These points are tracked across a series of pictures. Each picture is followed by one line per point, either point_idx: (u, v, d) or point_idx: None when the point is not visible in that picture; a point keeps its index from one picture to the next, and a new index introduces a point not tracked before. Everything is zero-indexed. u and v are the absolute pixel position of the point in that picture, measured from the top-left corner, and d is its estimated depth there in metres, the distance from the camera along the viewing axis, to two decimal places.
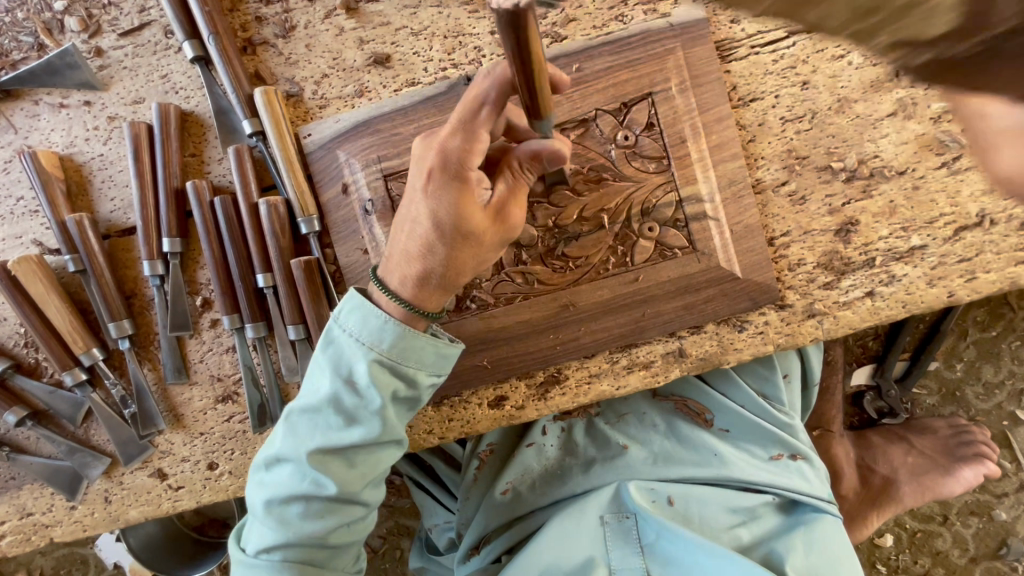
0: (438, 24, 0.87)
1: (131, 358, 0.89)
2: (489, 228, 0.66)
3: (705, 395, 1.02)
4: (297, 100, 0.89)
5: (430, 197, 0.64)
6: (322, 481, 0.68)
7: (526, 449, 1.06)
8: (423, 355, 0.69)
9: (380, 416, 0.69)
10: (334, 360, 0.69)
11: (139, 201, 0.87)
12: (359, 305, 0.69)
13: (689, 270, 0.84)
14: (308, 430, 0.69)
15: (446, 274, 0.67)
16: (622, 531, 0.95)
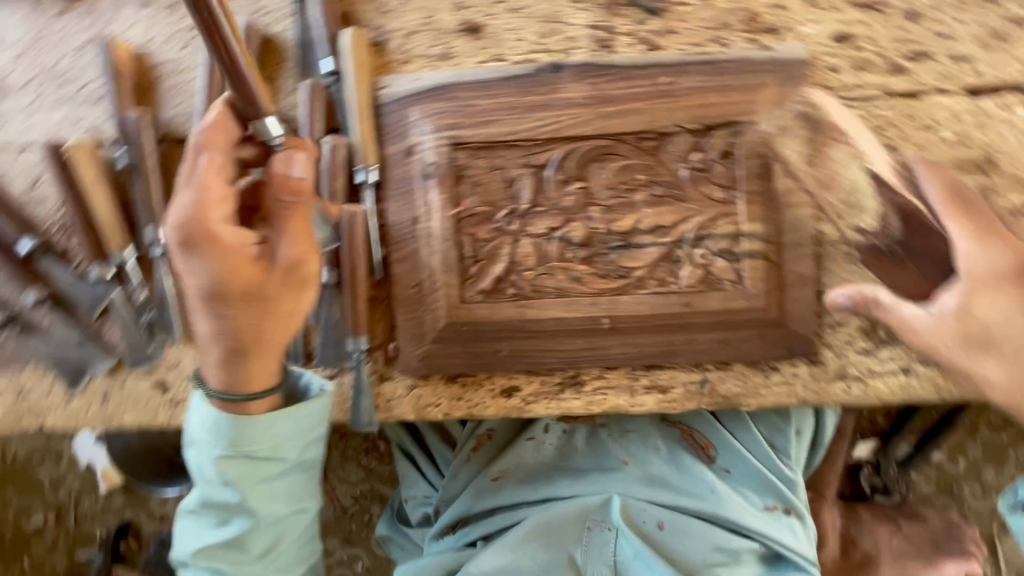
0: (538, 5, 0.85)
1: (162, 267, 0.89)
2: (266, 280, 0.67)
3: (713, 431, 1.03)
4: (380, 49, 0.86)
5: (192, 267, 0.65)
6: (224, 519, 0.82)
7: (526, 442, 1.08)
8: (266, 430, 0.78)
9: (251, 502, 0.80)
10: (196, 462, 0.80)
11: (203, 112, 0.87)
12: (198, 406, 0.80)
13: (733, 305, 0.82)
14: (195, 528, 0.84)
15: (247, 344, 0.70)
16: (598, 543, 0.93)
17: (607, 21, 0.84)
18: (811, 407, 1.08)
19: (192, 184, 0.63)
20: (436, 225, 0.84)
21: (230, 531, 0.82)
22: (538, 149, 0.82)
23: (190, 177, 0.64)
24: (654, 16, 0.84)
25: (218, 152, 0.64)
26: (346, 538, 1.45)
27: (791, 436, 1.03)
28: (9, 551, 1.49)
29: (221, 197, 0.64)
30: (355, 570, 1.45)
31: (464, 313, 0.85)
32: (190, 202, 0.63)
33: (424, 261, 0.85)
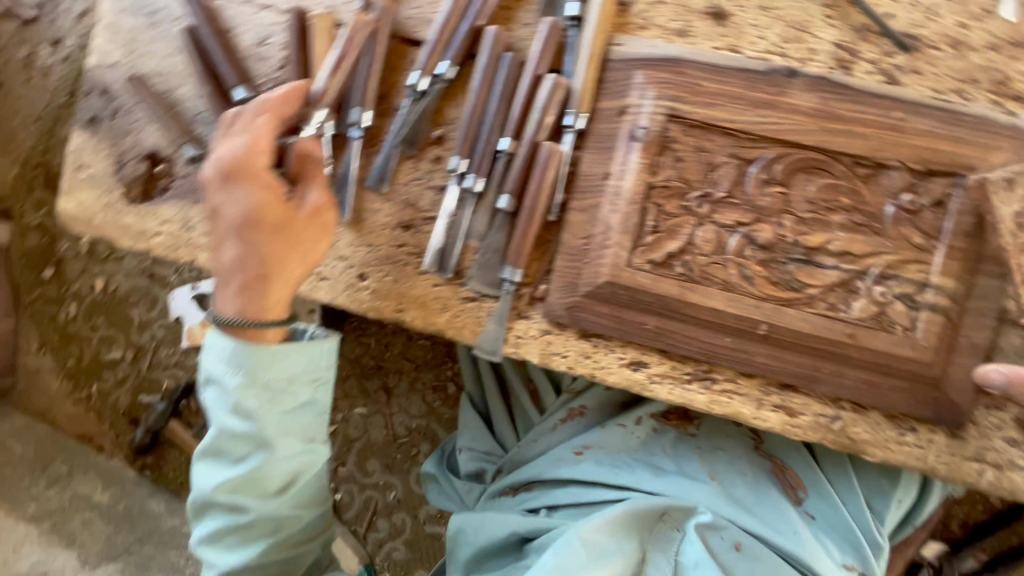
0: (791, 10, 0.86)
1: (355, 148, 0.92)
2: (299, 220, 0.81)
3: (808, 473, 1.04)
4: (624, 10, 0.88)
5: (232, 194, 0.79)
6: (235, 501, 0.84)
7: (616, 427, 1.12)
8: (283, 362, 0.82)
9: (270, 425, 0.82)
10: (219, 391, 0.83)
11: (443, 19, 0.89)
12: (214, 339, 0.83)
13: (897, 351, 0.82)
14: (202, 485, 0.85)
15: (266, 270, 0.81)
16: (663, 540, 0.93)
17: (854, 43, 0.84)
18: (920, 478, 1.05)
19: (269, 119, 0.81)
20: (627, 185, 0.85)
21: (250, 469, 0.83)
22: (752, 143, 0.83)
23: (243, 129, 0.81)
24: (902, 52, 0.84)
25: (272, 115, 0.82)
26: (388, 465, 1.48)
27: (890, 502, 1.02)
28: (82, 374, 1.57)
29: (260, 146, 0.80)
30: (387, 497, 1.48)
31: (626, 276, 0.86)
32: (245, 145, 0.79)
33: (603, 217, 0.86)
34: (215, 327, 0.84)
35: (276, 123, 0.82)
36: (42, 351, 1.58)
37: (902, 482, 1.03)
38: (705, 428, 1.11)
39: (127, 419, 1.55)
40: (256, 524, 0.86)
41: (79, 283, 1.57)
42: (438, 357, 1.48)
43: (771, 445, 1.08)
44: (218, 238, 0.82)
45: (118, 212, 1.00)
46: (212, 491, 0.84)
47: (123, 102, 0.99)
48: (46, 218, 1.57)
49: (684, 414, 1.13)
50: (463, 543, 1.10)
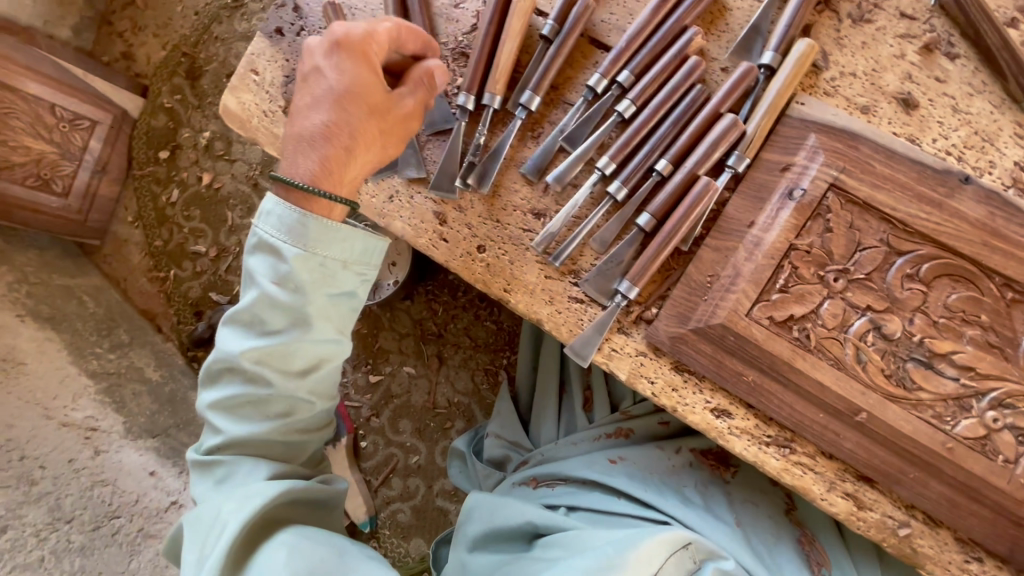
0: (981, 120, 0.86)
1: (515, 127, 0.96)
2: (390, 113, 0.84)
3: (834, 550, 1.01)
4: (814, 73, 0.89)
5: (339, 68, 0.82)
6: (255, 376, 0.78)
7: (654, 448, 1.11)
8: (342, 241, 0.79)
9: (311, 305, 0.77)
10: (266, 258, 0.78)
11: (636, 30, 0.91)
12: (276, 205, 0.78)
13: (992, 480, 0.80)
14: (222, 354, 0.79)
15: (348, 141, 0.82)
16: (679, 563, 0.84)
17: None
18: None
19: (397, 25, 0.84)
20: (770, 239, 0.86)
21: (281, 342, 0.77)
22: (907, 235, 0.83)
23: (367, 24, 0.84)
24: None
25: (400, 30, 0.84)
26: (419, 429, 1.51)
27: None
28: (165, 257, 1.64)
29: (379, 39, 0.83)
30: (408, 460, 1.50)
31: (741, 326, 0.86)
32: (364, 30, 0.82)
33: (736, 262, 0.87)
34: (275, 196, 0.79)
35: (399, 34, 0.85)
36: (135, 225, 1.65)
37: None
38: (741, 476, 1.09)
39: (192, 311, 1.61)
40: (270, 402, 0.79)
41: (187, 172, 1.65)
42: (498, 343, 1.51)
43: (805, 513, 1.06)
44: (310, 102, 0.83)
45: (274, 121, 1.05)
46: (234, 358, 0.77)
47: (310, 24, 1.06)
48: (178, 104, 1.66)
49: (722, 458, 1.11)
50: (475, 519, 1.07)
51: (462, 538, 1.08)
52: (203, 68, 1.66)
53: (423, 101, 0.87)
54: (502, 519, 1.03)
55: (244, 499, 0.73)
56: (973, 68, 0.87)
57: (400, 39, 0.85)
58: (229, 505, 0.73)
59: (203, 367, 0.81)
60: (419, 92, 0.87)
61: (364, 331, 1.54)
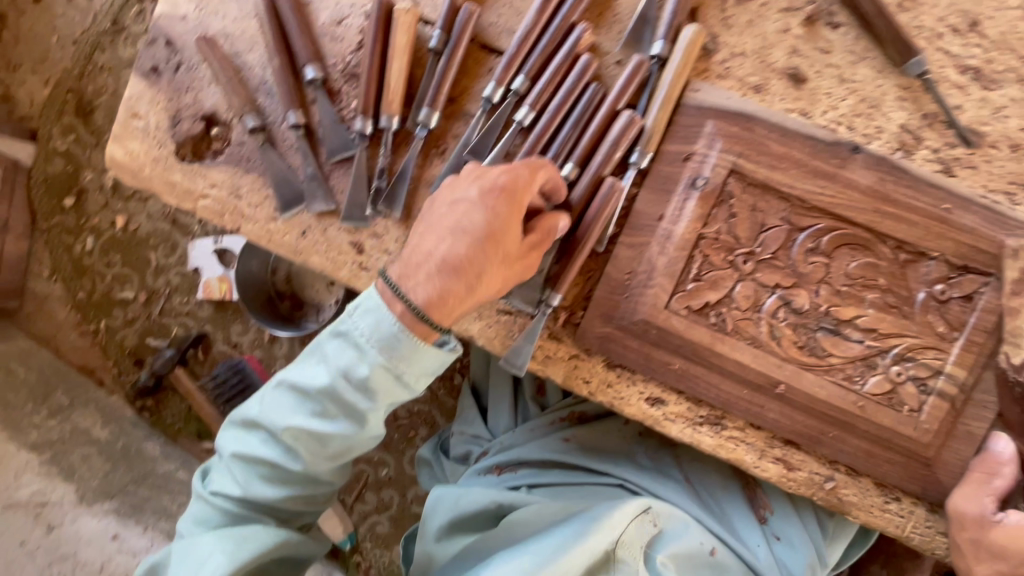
0: (866, 87, 0.88)
1: (418, 146, 0.93)
2: (522, 259, 0.80)
3: (774, 493, 1.05)
4: (705, 57, 0.90)
5: (485, 205, 0.76)
6: (294, 451, 0.80)
7: (603, 425, 1.15)
8: (420, 361, 0.78)
9: (373, 412, 0.79)
10: (345, 351, 0.77)
11: (524, 32, 0.89)
12: (374, 302, 0.77)
13: (900, 428, 0.87)
14: (267, 416, 0.80)
15: (472, 277, 0.77)
16: (639, 529, 0.89)
17: (918, 129, 0.87)
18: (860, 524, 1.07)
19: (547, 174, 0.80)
20: (679, 230, 0.88)
21: (334, 433, 0.79)
22: (805, 211, 0.86)
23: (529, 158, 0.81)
24: (964, 145, 0.87)
25: (551, 175, 0.82)
26: (384, 442, 1.53)
27: (827, 535, 1.04)
28: (91, 308, 1.57)
29: (535, 187, 0.79)
30: (379, 473, 1.52)
31: (662, 318, 0.89)
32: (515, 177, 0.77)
33: (650, 256, 0.89)
34: (387, 293, 0.77)
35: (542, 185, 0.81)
36: (52, 279, 1.57)
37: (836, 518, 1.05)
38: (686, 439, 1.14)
39: (131, 359, 1.56)
40: (296, 475, 0.83)
41: (98, 217, 1.56)
42: (450, 348, 1.52)
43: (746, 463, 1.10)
44: (435, 231, 0.78)
45: (167, 168, 1.00)
46: (276, 427, 0.79)
47: (187, 58, 1.00)
48: (73, 146, 1.55)
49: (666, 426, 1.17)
50: (440, 512, 1.03)
51: (428, 531, 1.04)
52: (94, 103, 1.54)
53: (549, 247, 0.84)
54: (469, 504, 1.01)
55: (238, 543, 0.79)
56: (855, 36, 0.89)
57: (546, 182, 0.82)
58: (222, 544, 0.79)
59: (238, 412, 0.84)
60: (546, 226, 0.82)
61: None
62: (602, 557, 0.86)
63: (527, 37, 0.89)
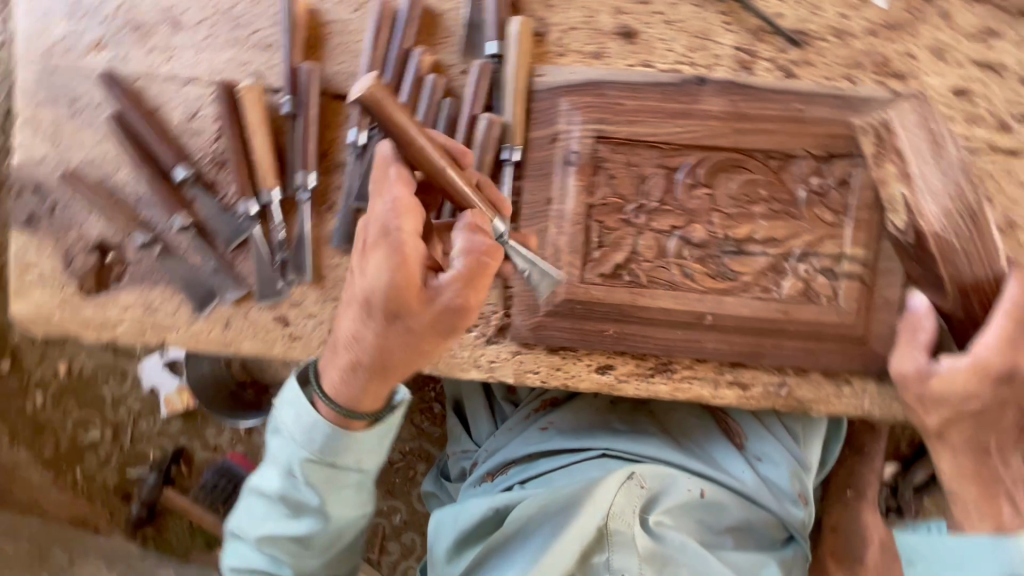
0: (691, 23, 0.93)
1: (305, 209, 0.95)
2: (419, 312, 0.73)
3: (744, 420, 1.12)
4: (540, 42, 0.93)
5: (365, 272, 0.75)
6: (276, 555, 0.90)
7: (576, 405, 1.18)
8: (353, 444, 0.84)
9: (326, 504, 0.87)
10: (280, 450, 0.87)
11: (366, 73, 0.92)
12: (294, 404, 0.85)
13: (826, 320, 0.91)
14: (245, 530, 0.91)
15: (371, 356, 0.78)
16: (631, 495, 0.95)
17: (750, 46, 0.92)
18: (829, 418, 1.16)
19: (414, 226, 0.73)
20: (569, 207, 0.91)
21: (305, 528, 0.88)
22: (674, 152, 0.91)
23: (377, 168, 0.75)
24: (794, 47, 0.92)
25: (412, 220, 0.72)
26: (388, 489, 1.54)
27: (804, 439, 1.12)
28: (61, 460, 1.55)
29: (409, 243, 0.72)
30: (393, 521, 1.53)
31: (581, 292, 0.92)
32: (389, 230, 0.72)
33: (551, 240, 0.92)
34: (301, 388, 0.85)
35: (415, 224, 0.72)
36: (15, 445, 1.55)
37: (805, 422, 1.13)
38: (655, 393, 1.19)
39: (118, 496, 1.54)
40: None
41: (39, 370, 1.54)
42: (420, 380, 1.53)
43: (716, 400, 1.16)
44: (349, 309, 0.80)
45: (77, 307, 1.00)
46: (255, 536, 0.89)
47: (59, 196, 1.00)
48: None
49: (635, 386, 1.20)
50: (443, 534, 1.04)
51: (438, 557, 1.05)
52: None
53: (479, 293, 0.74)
54: (468, 517, 1.02)
55: None
56: None
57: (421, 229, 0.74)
58: None
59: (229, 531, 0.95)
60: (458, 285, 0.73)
61: None
62: (597, 535, 0.91)
63: (372, 77, 0.92)
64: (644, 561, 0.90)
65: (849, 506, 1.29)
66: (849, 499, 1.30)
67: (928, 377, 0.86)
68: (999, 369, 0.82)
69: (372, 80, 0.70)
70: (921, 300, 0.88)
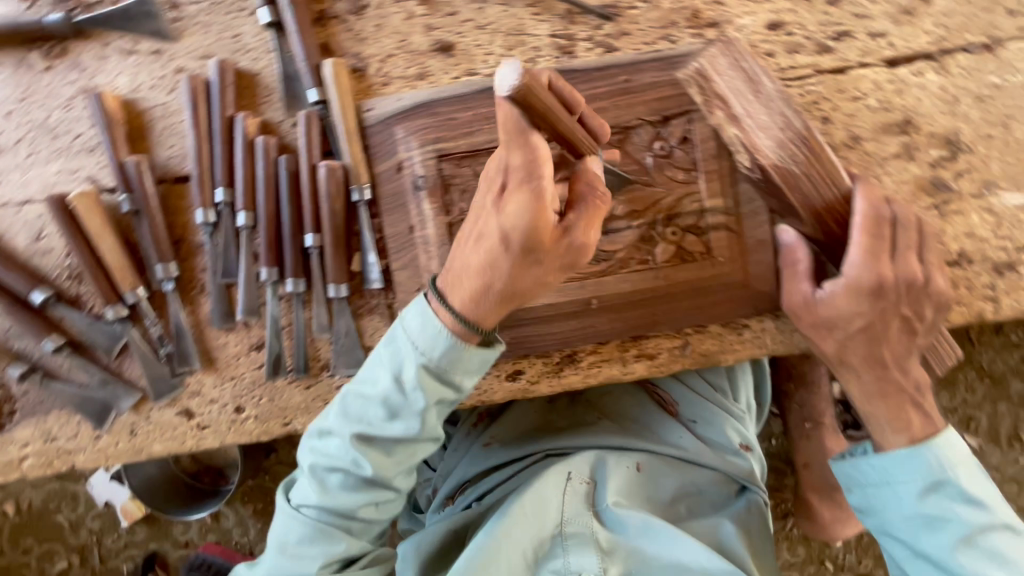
0: (502, 21, 0.92)
1: (174, 299, 0.94)
2: (552, 248, 0.73)
3: (672, 386, 1.14)
4: (361, 77, 0.92)
5: (498, 208, 0.71)
6: (362, 463, 0.81)
7: (512, 411, 1.17)
8: (466, 358, 0.79)
9: (421, 415, 0.80)
10: (393, 358, 0.80)
11: (195, 152, 0.90)
12: (419, 311, 0.79)
13: (704, 275, 0.93)
14: (332, 442, 0.82)
15: (509, 285, 0.75)
16: (578, 493, 0.97)
17: (565, 30, 0.92)
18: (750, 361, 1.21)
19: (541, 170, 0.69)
20: (431, 231, 0.91)
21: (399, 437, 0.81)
22: None
23: (503, 124, 0.67)
24: (607, 21, 0.92)
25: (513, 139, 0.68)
26: None
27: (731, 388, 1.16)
28: None
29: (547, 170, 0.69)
30: None
31: None
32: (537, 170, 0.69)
33: (424, 267, 0.92)
34: (428, 300, 0.79)
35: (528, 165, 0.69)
36: None
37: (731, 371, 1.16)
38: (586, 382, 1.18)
39: None
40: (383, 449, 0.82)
41: None
42: None
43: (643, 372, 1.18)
44: (472, 236, 0.76)
45: None
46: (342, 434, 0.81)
47: None
48: None
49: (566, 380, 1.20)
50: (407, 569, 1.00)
51: None
52: None
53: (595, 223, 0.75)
54: (427, 540, 1.02)
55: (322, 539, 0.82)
56: None
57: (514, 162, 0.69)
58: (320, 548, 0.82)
59: (303, 440, 0.86)
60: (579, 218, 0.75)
61: (258, 508, 1.48)
62: (551, 540, 0.93)
63: (202, 154, 0.90)
64: (603, 556, 0.91)
65: (811, 437, 1.26)
66: (810, 431, 1.26)
67: (815, 304, 0.88)
68: (869, 280, 0.84)
69: (523, 76, 0.63)
70: (790, 233, 0.91)
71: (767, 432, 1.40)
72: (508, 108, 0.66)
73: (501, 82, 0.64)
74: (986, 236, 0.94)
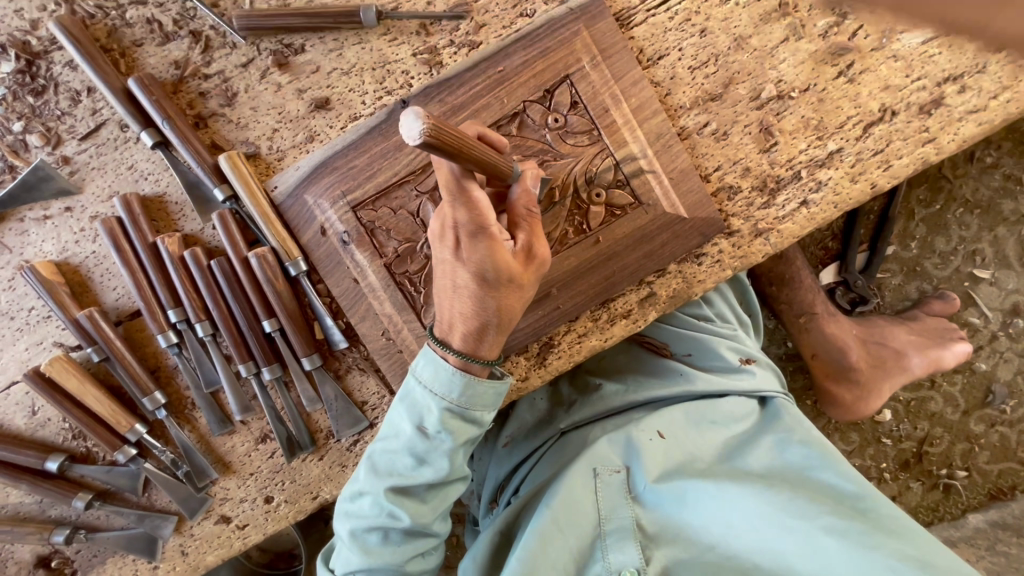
0: (363, 57, 0.94)
1: (171, 423, 0.98)
2: (524, 273, 0.77)
3: (659, 330, 1.11)
4: (256, 162, 0.96)
5: (464, 258, 0.75)
6: (397, 515, 0.83)
7: (522, 406, 1.14)
8: (482, 393, 0.81)
9: (449, 455, 0.82)
10: (412, 410, 0.82)
11: (134, 285, 0.94)
12: (427, 359, 0.82)
13: (640, 223, 0.93)
14: (365, 500, 0.85)
15: (501, 319, 0.79)
16: (612, 484, 0.94)
17: (426, 44, 0.94)
18: (728, 280, 1.20)
19: (482, 198, 0.72)
20: (372, 277, 0.93)
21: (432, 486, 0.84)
22: (423, 174, 0.91)
23: (445, 182, 0.72)
24: (462, 21, 0.93)
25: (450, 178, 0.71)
26: (449, 564, 1.48)
27: (720, 310, 1.14)
28: None
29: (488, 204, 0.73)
30: None
31: None
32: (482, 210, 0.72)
33: (379, 312, 0.94)
34: (438, 351, 0.81)
35: (459, 185, 0.71)
36: None
37: (715, 295, 1.14)
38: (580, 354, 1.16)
39: None
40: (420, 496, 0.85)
41: None
42: None
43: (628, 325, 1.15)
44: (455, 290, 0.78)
45: None
46: (372, 495, 0.84)
47: None
48: None
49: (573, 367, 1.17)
50: None
51: None
52: None
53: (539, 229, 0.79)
54: (482, 549, 1.00)
55: None
56: (319, 38, 0.94)
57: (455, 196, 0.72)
58: None
59: (337, 507, 0.89)
60: (527, 235, 0.78)
61: None
62: (592, 542, 0.90)
63: (141, 285, 0.94)
64: (644, 545, 0.89)
65: (811, 328, 1.26)
66: (807, 324, 1.25)
67: None
68: None
69: (428, 120, 0.55)
70: None
71: (779, 337, 1.39)
72: (432, 152, 0.59)
73: (408, 135, 0.56)
74: (901, 83, 0.92)
